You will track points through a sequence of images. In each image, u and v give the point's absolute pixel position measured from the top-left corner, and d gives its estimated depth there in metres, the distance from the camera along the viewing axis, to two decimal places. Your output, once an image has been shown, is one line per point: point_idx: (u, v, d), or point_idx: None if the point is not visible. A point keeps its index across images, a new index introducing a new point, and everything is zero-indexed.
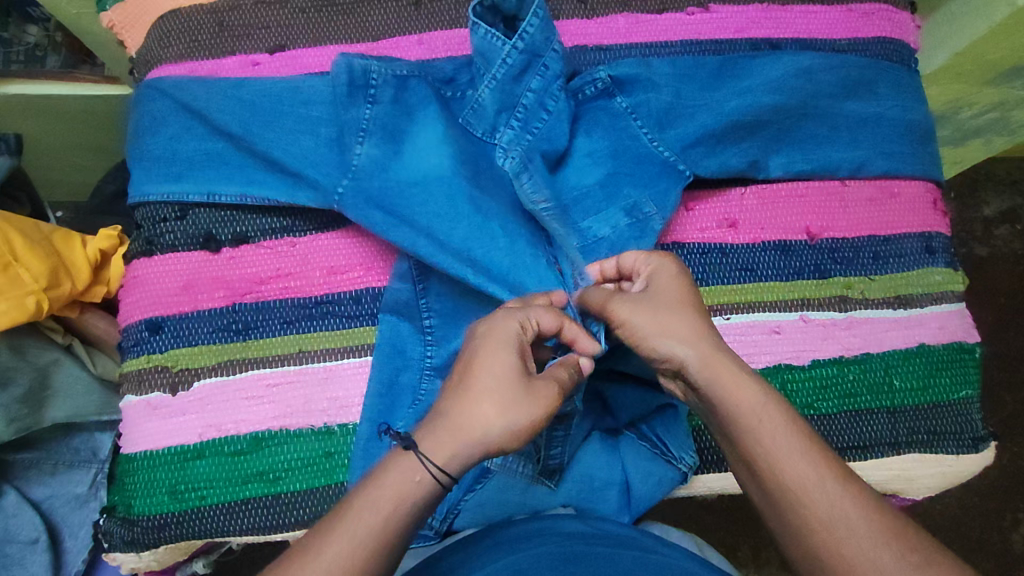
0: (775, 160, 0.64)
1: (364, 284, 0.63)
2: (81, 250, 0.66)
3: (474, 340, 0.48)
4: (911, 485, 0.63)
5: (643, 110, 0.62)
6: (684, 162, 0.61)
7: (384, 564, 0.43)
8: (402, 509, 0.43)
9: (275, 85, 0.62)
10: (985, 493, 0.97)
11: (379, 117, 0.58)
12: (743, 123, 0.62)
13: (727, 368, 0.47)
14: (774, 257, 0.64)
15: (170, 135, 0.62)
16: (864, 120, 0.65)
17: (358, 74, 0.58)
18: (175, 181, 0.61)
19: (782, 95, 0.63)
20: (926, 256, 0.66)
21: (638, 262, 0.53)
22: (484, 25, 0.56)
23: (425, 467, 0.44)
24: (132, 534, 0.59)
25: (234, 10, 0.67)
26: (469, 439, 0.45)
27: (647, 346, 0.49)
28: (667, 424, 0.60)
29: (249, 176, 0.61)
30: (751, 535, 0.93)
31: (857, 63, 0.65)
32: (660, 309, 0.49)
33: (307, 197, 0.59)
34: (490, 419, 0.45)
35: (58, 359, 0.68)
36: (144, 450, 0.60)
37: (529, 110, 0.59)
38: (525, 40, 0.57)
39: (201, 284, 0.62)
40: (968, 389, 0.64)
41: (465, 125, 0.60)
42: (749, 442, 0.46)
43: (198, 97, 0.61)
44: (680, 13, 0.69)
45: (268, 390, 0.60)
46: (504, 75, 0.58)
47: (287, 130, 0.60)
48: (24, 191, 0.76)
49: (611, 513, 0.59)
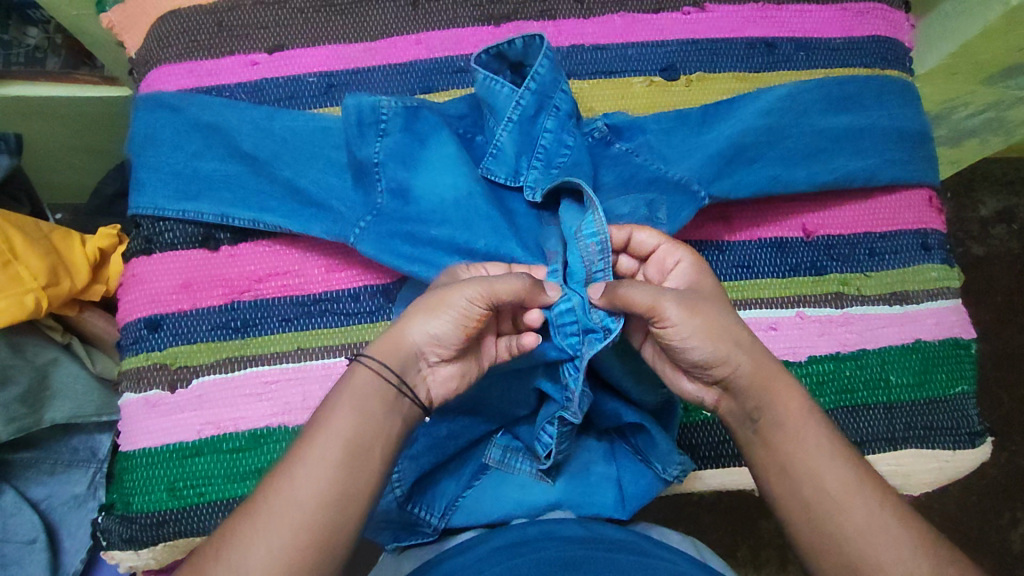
0: (799, 173, 0.63)
1: (361, 281, 0.63)
2: (80, 248, 0.66)
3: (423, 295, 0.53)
4: (908, 481, 0.63)
5: (644, 150, 0.62)
6: (703, 185, 0.60)
7: (354, 460, 0.42)
8: (352, 404, 0.44)
9: (305, 121, 0.63)
10: (984, 492, 0.97)
11: (394, 155, 0.58)
12: (744, 146, 0.62)
13: (775, 379, 0.47)
14: (770, 254, 0.65)
15: (192, 152, 0.62)
16: (861, 131, 0.65)
17: (367, 113, 0.58)
18: (191, 200, 0.61)
19: (774, 116, 0.63)
20: (922, 253, 0.66)
21: (665, 256, 0.52)
22: (483, 70, 0.56)
23: (359, 359, 0.46)
24: (131, 531, 0.59)
25: (232, 10, 0.67)
26: (400, 333, 0.46)
27: (695, 352, 0.46)
28: (650, 440, 0.58)
29: (263, 202, 0.61)
30: (749, 535, 0.93)
31: (843, 80, 0.66)
32: (712, 312, 0.47)
33: (322, 228, 0.60)
34: (416, 310, 0.47)
35: (57, 357, 0.68)
36: (143, 447, 0.60)
37: (549, 150, 0.59)
38: (536, 81, 0.57)
39: (200, 281, 0.62)
40: (963, 385, 0.64)
41: (486, 175, 0.60)
42: (790, 447, 0.46)
43: (221, 117, 0.63)
44: (676, 13, 0.69)
45: (267, 387, 0.61)
46: (520, 116, 0.58)
47: (313, 166, 0.61)
48: (23, 190, 0.76)
49: (608, 509, 0.58)
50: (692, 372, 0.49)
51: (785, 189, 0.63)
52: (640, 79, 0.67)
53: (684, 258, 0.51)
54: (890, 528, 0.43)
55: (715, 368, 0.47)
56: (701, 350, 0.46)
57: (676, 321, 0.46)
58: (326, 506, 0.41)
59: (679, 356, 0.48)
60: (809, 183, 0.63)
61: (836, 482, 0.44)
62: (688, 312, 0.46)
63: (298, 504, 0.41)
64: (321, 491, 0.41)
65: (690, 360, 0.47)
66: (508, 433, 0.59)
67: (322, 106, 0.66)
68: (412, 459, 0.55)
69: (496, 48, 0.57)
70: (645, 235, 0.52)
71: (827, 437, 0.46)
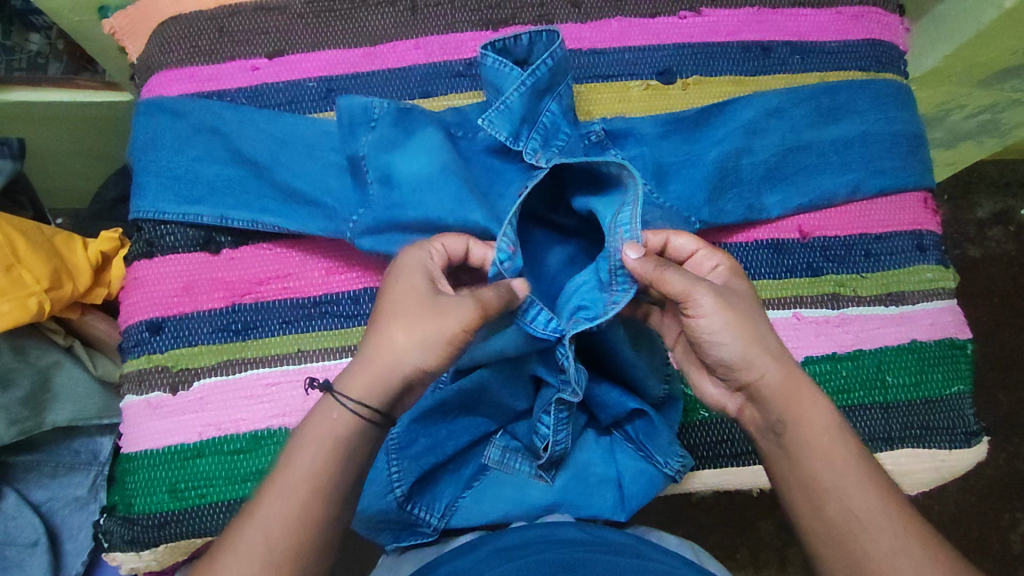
0: (771, 199, 0.65)
1: (361, 284, 0.63)
2: (82, 252, 0.66)
3: (385, 285, 0.48)
4: (905, 480, 0.63)
5: (639, 162, 0.63)
6: (692, 213, 0.62)
7: (336, 494, 0.43)
8: (323, 450, 0.43)
9: (307, 124, 0.63)
10: (983, 494, 0.97)
11: (382, 146, 0.59)
12: (727, 170, 0.63)
13: (803, 390, 0.47)
14: (767, 255, 0.65)
15: (193, 156, 0.63)
16: (851, 141, 0.66)
17: (358, 112, 0.59)
18: (194, 203, 0.62)
19: (756, 137, 0.65)
20: (917, 253, 0.67)
21: (703, 260, 0.52)
22: (493, 55, 0.58)
23: (341, 403, 0.44)
24: (132, 533, 0.59)
25: (233, 15, 0.68)
26: (384, 366, 0.45)
27: (724, 348, 0.47)
28: (650, 430, 0.58)
29: (264, 206, 0.61)
30: (748, 537, 0.93)
31: (828, 89, 0.67)
32: (744, 312, 0.48)
33: (319, 226, 0.61)
34: (401, 344, 0.45)
35: (59, 360, 0.68)
36: (144, 449, 0.60)
37: (547, 128, 0.59)
38: (553, 60, 0.58)
39: (201, 284, 0.62)
40: (959, 384, 0.64)
41: (485, 128, 0.57)
42: (813, 462, 0.46)
43: (224, 121, 0.63)
44: (672, 17, 0.70)
45: (268, 389, 0.61)
46: (532, 85, 0.57)
47: (316, 172, 0.62)
48: (26, 195, 0.77)
49: (608, 509, 0.59)
50: (720, 374, 0.49)
51: (763, 215, 0.65)
52: (636, 83, 0.68)
53: (722, 263, 0.52)
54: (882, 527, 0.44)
55: (742, 370, 0.47)
56: (730, 348, 0.47)
57: (708, 311, 0.47)
58: (296, 558, 0.42)
59: (706, 353, 0.49)
60: (783, 207, 0.65)
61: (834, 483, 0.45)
62: (721, 306, 0.47)
63: (265, 560, 0.41)
64: (291, 543, 0.42)
65: (718, 358, 0.48)
66: (507, 433, 0.60)
67: (321, 110, 0.66)
68: (413, 460, 0.56)
69: (502, 42, 0.58)
70: (683, 239, 0.52)
71: (842, 444, 0.46)
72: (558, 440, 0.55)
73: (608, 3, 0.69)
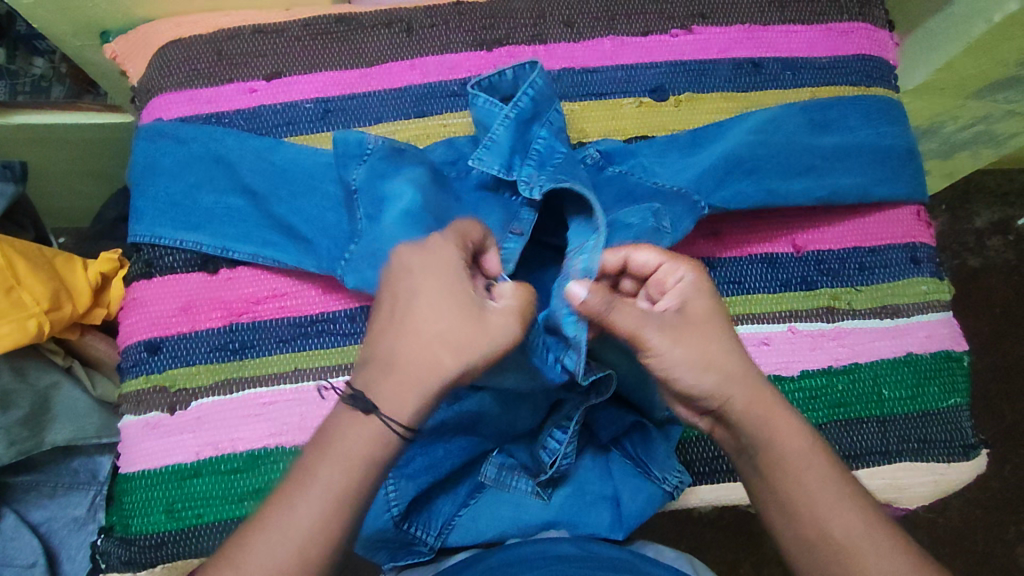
0: (795, 185, 0.63)
1: (357, 303, 0.64)
2: (82, 273, 0.67)
3: (415, 284, 0.47)
4: (904, 493, 0.63)
5: (638, 171, 0.63)
6: (702, 197, 0.61)
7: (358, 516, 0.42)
8: (355, 471, 0.42)
9: (309, 155, 0.63)
10: (988, 506, 0.96)
11: (371, 176, 0.58)
12: (736, 163, 0.62)
13: (770, 411, 0.47)
14: (761, 269, 0.65)
15: (193, 182, 0.64)
16: (849, 149, 0.66)
17: (354, 144, 0.60)
18: (192, 230, 0.63)
19: (761, 137, 0.64)
20: (912, 266, 0.67)
21: (666, 275, 0.51)
22: (484, 95, 0.58)
23: (387, 424, 0.43)
24: (129, 554, 0.59)
25: (232, 39, 0.69)
26: (428, 380, 0.44)
27: (681, 381, 0.47)
28: (646, 444, 0.59)
29: (262, 237, 0.62)
30: (751, 552, 0.93)
31: (818, 105, 0.66)
32: (699, 338, 0.47)
33: (311, 261, 0.61)
34: (445, 357, 0.44)
35: (58, 380, 0.69)
36: (142, 469, 0.60)
37: (543, 153, 0.59)
38: (532, 93, 0.58)
39: (199, 304, 0.63)
40: (957, 397, 0.64)
41: (478, 167, 0.58)
42: (809, 488, 0.45)
43: (223, 150, 0.64)
44: (663, 35, 0.71)
45: (265, 408, 0.61)
46: (517, 117, 0.58)
47: (314, 202, 0.62)
48: (26, 217, 0.78)
49: (602, 528, 0.58)
50: (686, 401, 0.49)
51: (784, 202, 0.63)
52: (629, 100, 0.69)
53: (685, 276, 0.50)
54: (875, 533, 0.44)
55: (704, 398, 0.47)
56: (689, 379, 0.47)
57: (658, 349, 0.47)
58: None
59: (667, 384, 0.48)
60: (806, 196, 0.63)
61: (825, 495, 0.45)
62: (674, 341, 0.47)
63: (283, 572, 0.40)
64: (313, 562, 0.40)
65: (677, 388, 0.48)
66: (503, 451, 0.59)
67: (320, 131, 0.67)
68: (410, 478, 0.56)
69: (488, 79, 0.59)
70: (643, 256, 0.51)
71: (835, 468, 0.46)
72: (565, 455, 0.56)
73: (600, 22, 0.71)
